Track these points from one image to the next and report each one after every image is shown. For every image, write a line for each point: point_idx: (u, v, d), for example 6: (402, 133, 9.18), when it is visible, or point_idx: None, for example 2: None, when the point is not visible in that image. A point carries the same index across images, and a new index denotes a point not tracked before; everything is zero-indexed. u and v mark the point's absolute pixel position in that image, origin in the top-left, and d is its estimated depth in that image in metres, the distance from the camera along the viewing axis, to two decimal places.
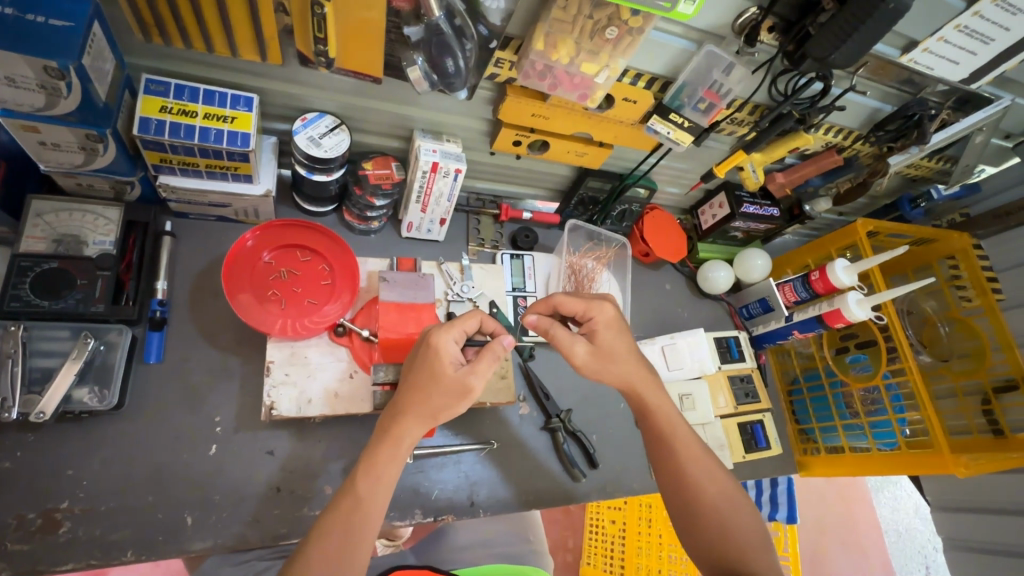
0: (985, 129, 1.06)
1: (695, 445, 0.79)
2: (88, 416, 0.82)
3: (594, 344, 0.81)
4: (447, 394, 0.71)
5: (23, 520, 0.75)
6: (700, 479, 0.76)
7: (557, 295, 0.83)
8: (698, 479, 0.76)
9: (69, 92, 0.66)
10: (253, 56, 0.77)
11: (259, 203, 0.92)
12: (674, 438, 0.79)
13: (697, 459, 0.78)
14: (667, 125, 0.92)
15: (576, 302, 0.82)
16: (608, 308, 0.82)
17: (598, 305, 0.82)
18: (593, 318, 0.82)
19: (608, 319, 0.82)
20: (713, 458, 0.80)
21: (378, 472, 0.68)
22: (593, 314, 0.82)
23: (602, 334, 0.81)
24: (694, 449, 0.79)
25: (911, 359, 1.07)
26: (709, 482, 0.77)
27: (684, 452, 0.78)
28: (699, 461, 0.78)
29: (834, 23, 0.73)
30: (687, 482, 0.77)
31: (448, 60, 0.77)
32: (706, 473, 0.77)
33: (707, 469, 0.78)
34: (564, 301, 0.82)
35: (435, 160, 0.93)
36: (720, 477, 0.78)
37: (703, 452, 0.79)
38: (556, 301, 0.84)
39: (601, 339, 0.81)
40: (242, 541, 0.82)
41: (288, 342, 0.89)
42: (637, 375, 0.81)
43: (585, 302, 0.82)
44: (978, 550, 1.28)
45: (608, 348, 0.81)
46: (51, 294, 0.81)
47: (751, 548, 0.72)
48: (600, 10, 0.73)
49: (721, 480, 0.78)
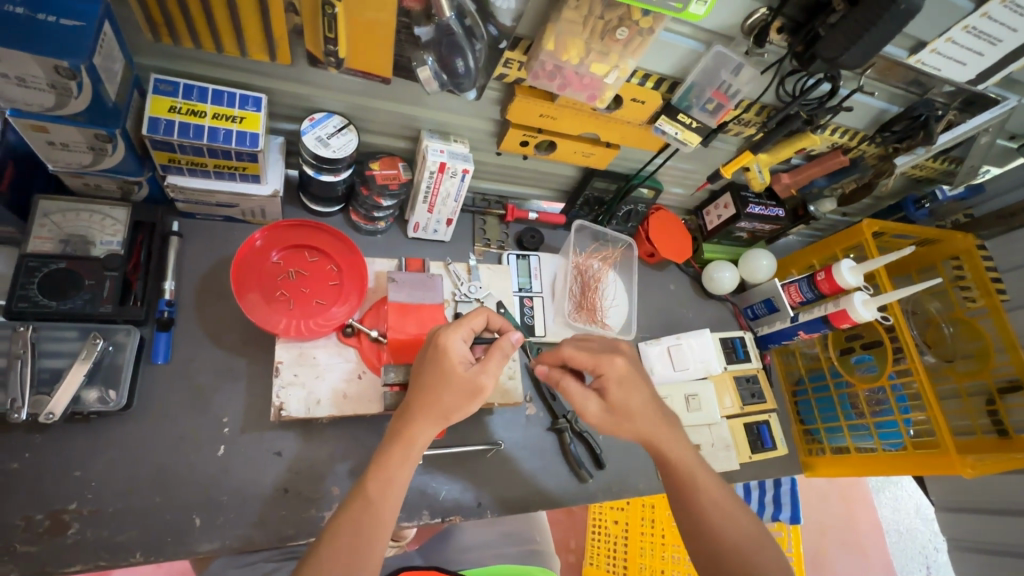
0: (991, 129, 1.07)
1: (716, 491, 0.78)
2: (95, 416, 0.81)
3: (607, 401, 0.80)
4: (458, 394, 0.71)
5: (30, 521, 0.75)
6: (722, 524, 0.75)
7: (566, 350, 0.84)
8: (720, 524, 0.75)
9: (79, 92, 0.66)
10: (263, 55, 0.77)
11: (266, 203, 0.92)
12: (693, 484, 0.78)
13: (718, 504, 0.76)
14: (674, 125, 0.93)
15: (585, 356, 0.82)
16: (618, 362, 0.80)
17: (607, 361, 0.80)
18: (604, 373, 0.80)
19: (619, 374, 0.80)
20: (736, 502, 0.78)
21: (389, 473, 0.68)
22: (602, 369, 0.80)
23: (613, 391, 0.80)
24: (715, 494, 0.77)
25: (917, 360, 1.07)
26: (732, 527, 0.75)
27: (705, 498, 0.77)
28: (721, 506, 0.76)
29: (845, 23, 0.73)
30: (710, 529, 0.75)
31: (458, 60, 0.76)
32: (728, 520, 0.75)
33: (730, 514, 0.76)
34: (573, 355, 0.82)
35: (443, 160, 0.93)
36: (745, 522, 0.76)
37: (725, 496, 0.78)
38: (566, 354, 0.84)
39: (613, 397, 0.80)
40: (249, 543, 0.82)
41: (295, 343, 0.89)
42: (653, 429, 0.79)
43: (594, 356, 0.81)
44: (983, 550, 1.29)
45: (620, 404, 0.79)
46: (59, 295, 0.80)
47: None
48: (611, 10, 0.73)
49: (745, 524, 0.75)
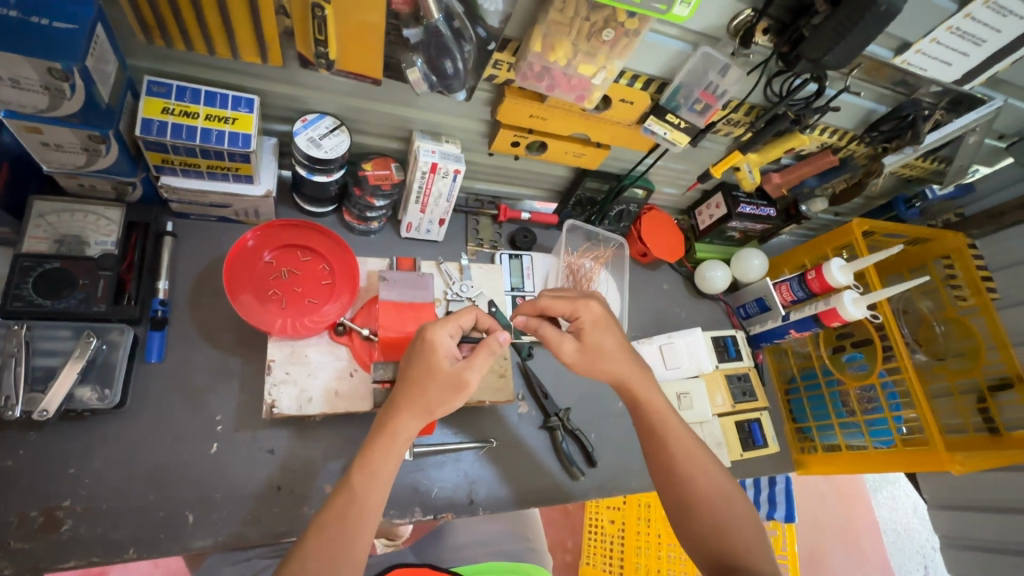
0: (979, 129, 1.06)
1: (687, 438, 0.80)
2: (89, 414, 0.82)
3: (582, 342, 0.83)
4: (442, 390, 0.71)
5: (25, 518, 0.76)
6: (693, 475, 0.76)
7: (543, 299, 0.84)
8: (690, 472, 0.77)
9: (72, 93, 0.67)
10: (255, 57, 0.78)
11: (260, 204, 0.93)
12: (667, 434, 0.80)
13: (690, 454, 0.78)
14: (663, 126, 0.94)
15: (563, 303, 0.83)
16: (593, 306, 0.84)
17: (584, 306, 0.83)
18: (579, 317, 0.83)
19: (594, 318, 0.84)
20: (705, 450, 0.80)
21: (373, 467, 0.68)
22: (579, 314, 0.83)
23: (588, 332, 0.83)
24: (688, 446, 0.79)
25: (906, 358, 1.07)
26: (702, 478, 0.76)
27: (678, 450, 0.78)
28: (693, 456, 0.78)
29: (826, 25, 0.74)
30: (680, 480, 0.77)
31: (446, 62, 0.77)
32: (697, 467, 0.77)
33: (701, 465, 0.77)
34: (550, 303, 0.84)
35: (434, 160, 0.94)
36: (715, 473, 0.78)
37: (698, 447, 0.79)
38: (543, 304, 0.85)
39: (588, 337, 0.83)
40: (242, 540, 0.83)
41: (288, 342, 0.90)
42: (625, 369, 0.83)
43: (571, 302, 0.84)
44: (975, 549, 1.29)
45: (595, 345, 0.82)
46: (53, 294, 0.81)
47: (744, 540, 0.72)
48: (597, 12, 0.74)
49: (715, 474, 0.77)
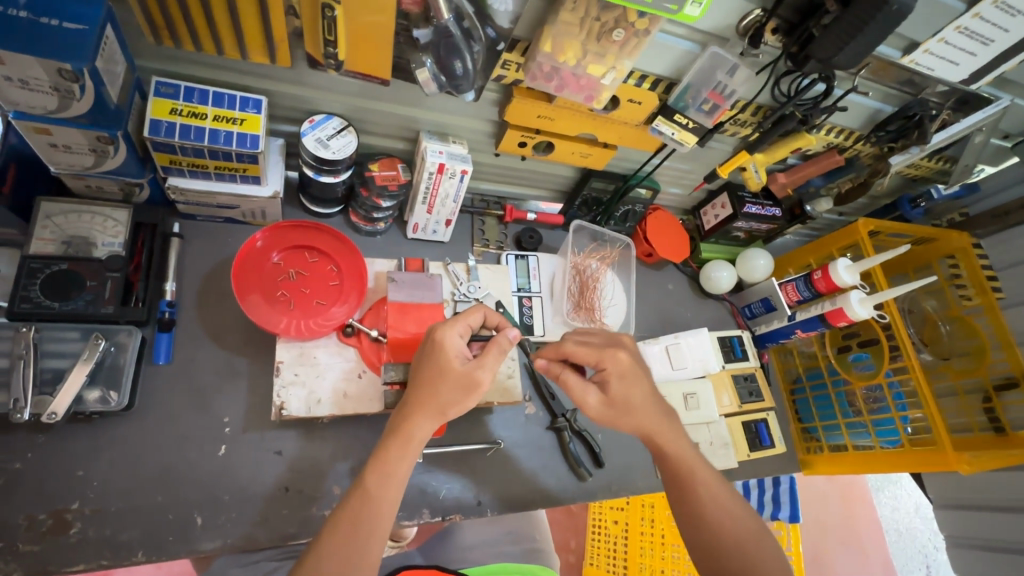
0: (985, 129, 1.07)
1: (715, 485, 0.79)
2: (97, 416, 0.82)
3: (607, 394, 0.80)
4: (455, 390, 0.71)
5: (33, 521, 0.75)
6: (722, 519, 0.76)
7: (567, 345, 0.83)
8: (720, 521, 0.75)
9: (82, 94, 0.67)
10: (263, 58, 0.78)
11: (267, 205, 0.93)
12: (693, 478, 0.79)
13: (719, 502, 0.77)
14: (671, 126, 0.94)
15: (588, 351, 0.82)
16: (620, 356, 0.81)
17: (610, 355, 0.81)
18: (606, 368, 0.81)
19: (621, 369, 0.81)
20: (733, 497, 0.79)
21: (387, 467, 0.68)
22: (605, 364, 0.81)
23: (614, 385, 0.80)
24: (715, 489, 0.78)
25: (913, 356, 1.08)
26: (732, 523, 0.75)
27: (705, 494, 0.77)
28: (722, 504, 0.77)
29: (836, 26, 0.74)
30: (709, 525, 0.75)
31: (455, 62, 0.77)
32: (728, 515, 0.76)
33: (730, 510, 0.76)
34: (574, 351, 0.82)
35: (441, 161, 0.94)
36: (744, 516, 0.77)
37: (724, 490, 0.79)
38: (567, 350, 0.83)
39: (614, 390, 0.80)
40: (251, 541, 0.82)
41: (296, 343, 0.89)
42: (652, 422, 0.80)
43: (596, 352, 0.81)
44: (982, 548, 1.29)
45: (621, 399, 0.80)
46: (60, 296, 0.81)
47: None
48: (607, 12, 0.74)
49: (744, 517, 0.76)
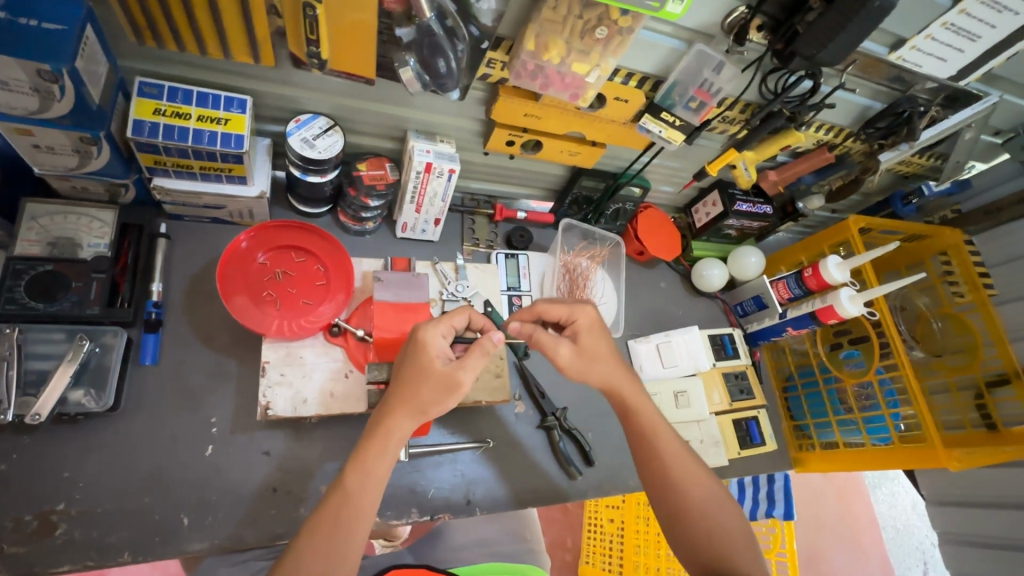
0: (974, 125, 1.06)
1: (678, 446, 0.79)
2: (83, 418, 0.82)
3: (578, 346, 0.82)
4: (436, 391, 0.71)
5: (19, 522, 0.75)
6: (687, 485, 0.76)
7: (540, 304, 0.84)
8: (681, 482, 0.76)
9: (62, 95, 0.67)
10: (246, 58, 0.78)
11: (254, 205, 0.93)
12: (659, 444, 0.79)
13: (681, 462, 0.78)
14: (658, 124, 0.94)
15: (559, 307, 0.84)
16: (590, 310, 0.83)
17: (580, 309, 0.83)
18: (576, 321, 0.83)
19: (590, 322, 0.83)
20: (696, 458, 0.80)
21: (367, 467, 0.68)
22: (575, 318, 0.83)
23: (584, 336, 0.82)
24: (681, 456, 0.78)
25: (904, 355, 1.07)
26: (694, 485, 0.76)
27: (672, 460, 0.78)
28: (685, 466, 0.78)
29: (820, 23, 0.74)
30: (674, 491, 0.76)
31: (439, 61, 0.76)
32: (689, 476, 0.77)
33: (691, 470, 0.77)
34: (547, 308, 0.83)
35: (429, 160, 0.93)
36: (706, 480, 0.77)
37: (689, 455, 0.79)
38: (540, 309, 0.84)
39: (584, 342, 0.82)
40: (237, 542, 0.82)
41: (283, 343, 0.89)
42: (617, 376, 0.83)
43: (567, 307, 0.83)
44: (975, 545, 1.29)
45: (591, 349, 0.82)
46: (46, 297, 0.81)
47: (738, 548, 0.72)
48: (590, 10, 0.74)
49: (708, 483, 0.78)
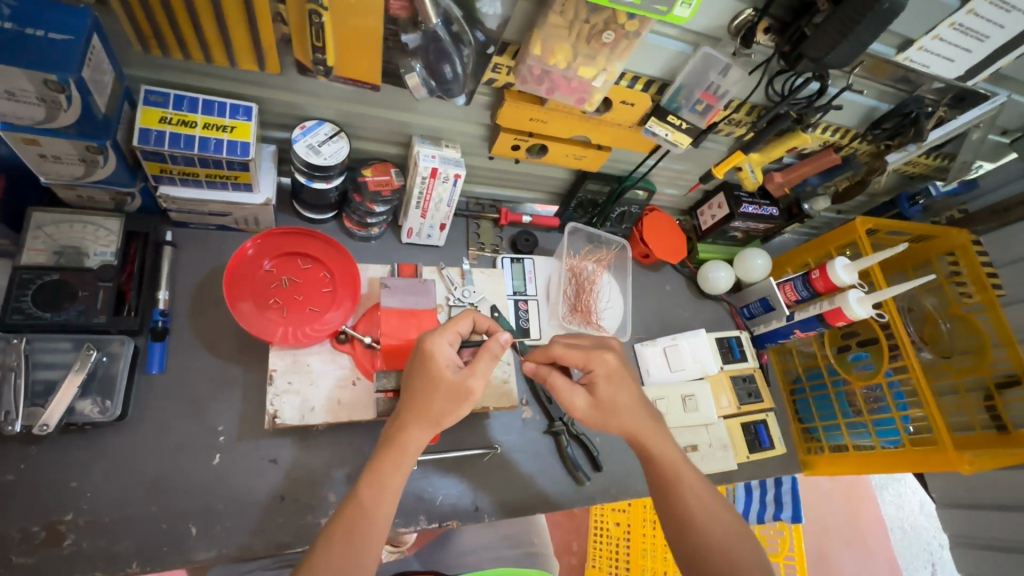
0: (982, 125, 1.06)
1: (701, 488, 0.78)
2: (90, 427, 0.82)
3: (595, 397, 0.81)
4: (447, 399, 0.71)
5: (27, 533, 0.75)
6: (707, 524, 0.75)
7: (555, 348, 0.84)
8: (703, 522, 0.75)
9: (69, 105, 0.67)
10: (253, 65, 0.77)
11: (259, 212, 0.93)
12: (680, 481, 0.78)
13: (703, 503, 0.77)
14: (664, 127, 0.93)
15: (575, 354, 0.83)
16: (608, 359, 0.82)
17: (597, 357, 0.82)
18: (593, 370, 0.82)
19: (609, 371, 0.82)
20: (718, 498, 0.79)
21: (382, 480, 0.68)
22: (592, 366, 0.82)
23: (602, 387, 0.81)
24: (703, 495, 0.78)
25: (914, 356, 1.07)
26: (717, 526, 0.75)
27: (692, 498, 0.77)
28: (707, 506, 0.77)
29: (828, 25, 0.73)
30: (693, 529, 0.75)
31: (445, 66, 0.76)
32: (712, 518, 0.76)
33: (712, 510, 0.76)
34: (563, 353, 0.83)
35: (434, 165, 0.93)
36: (729, 520, 0.76)
37: (711, 496, 0.78)
38: (555, 353, 0.85)
39: (601, 393, 0.81)
40: (246, 550, 0.82)
41: (289, 351, 0.89)
42: (638, 424, 0.80)
43: (584, 353, 0.82)
44: (987, 548, 1.28)
45: (608, 401, 0.81)
46: (53, 306, 0.81)
47: None
48: (596, 14, 0.73)
49: (731, 521, 0.76)
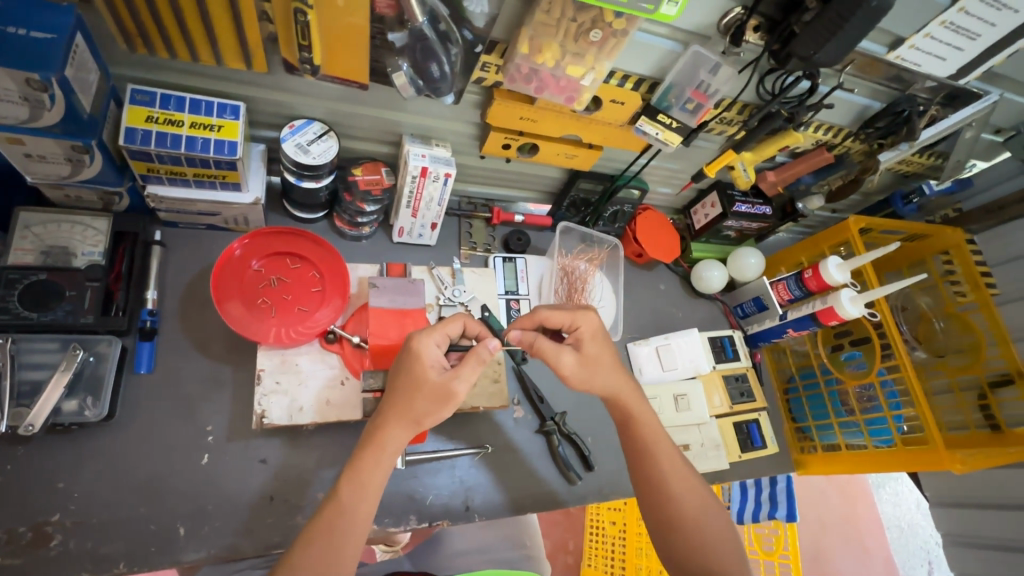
0: (975, 124, 1.06)
1: (676, 456, 0.80)
2: (78, 427, 0.81)
3: (582, 354, 0.81)
4: (429, 400, 0.70)
5: (13, 534, 0.75)
6: (680, 496, 0.77)
7: (541, 311, 0.83)
8: (678, 489, 0.77)
9: (52, 104, 0.66)
10: (239, 64, 0.77)
11: (249, 211, 0.92)
12: (656, 453, 0.79)
13: (677, 471, 0.79)
14: (655, 126, 0.93)
15: (561, 314, 0.82)
16: (592, 318, 0.82)
17: (582, 317, 0.82)
18: (579, 329, 0.82)
19: (593, 330, 0.82)
20: (689, 465, 0.81)
21: (362, 479, 0.67)
22: (578, 326, 0.82)
23: (588, 345, 0.81)
24: (678, 467, 0.79)
25: (905, 356, 1.06)
26: (690, 493, 0.77)
27: (666, 464, 0.79)
28: (681, 473, 0.78)
29: (817, 23, 0.73)
30: (667, 495, 0.77)
31: (433, 65, 0.76)
32: (685, 484, 0.78)
33: (686, 478, 0.78)
34: (549, 315, 0.82)
35: (424, 165, 0.92)
36: (699, 488, 0.79)
37: (685, 465, 0.80)
38: (542, 317, 0.83)
39: (587, 350, 0.81)
40: (234, 551, 0.82)
41: (278, 350, 0.89)
42: (620, 385, 0.82)
43: (569, 313, 0.82)
44: (981, 547, 1.28)
45: (594, 359, 0.81)
46: (40, 307, 0.81)
47: (728, 556, 0.73)
48: (584, 12, 0.73)
49: (703, 495, 0.78)
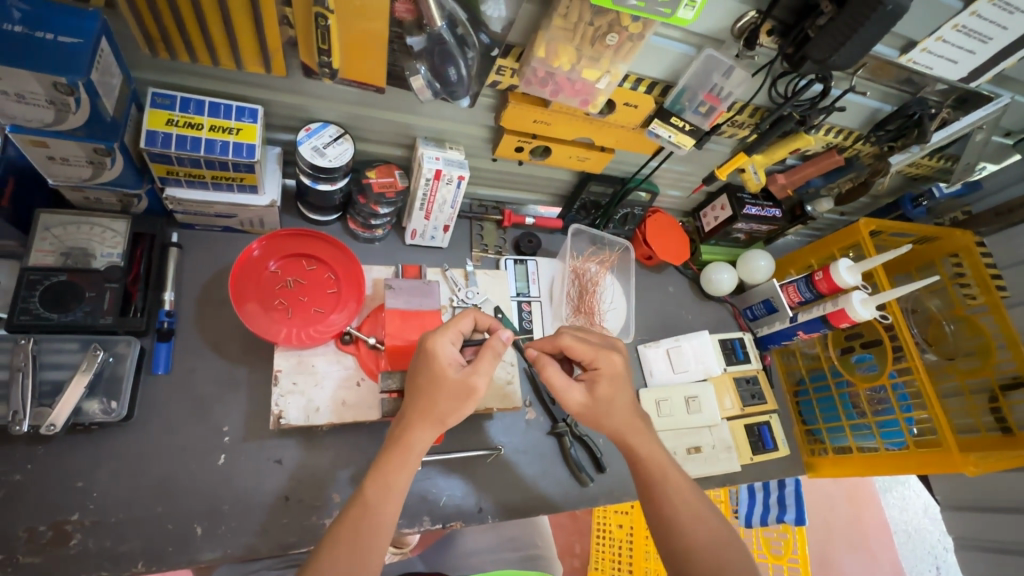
0: (985, 128, 1.07)
1: (686, 488, 0.75)
2: (97, 427, 0.82)
3: (592, 394, 0.80)
4: (452, 399, 0.71)
5: (34, 533, 0.76)
6: (689, 524, 0.72)
7: (565, 338, 0.82)
8: (688, 524, 0.72)
9: (77, 107, 0.67)
10: (259, 68, 0.78)
11: (265, 213, 0.93)
12: (662, 482, 0.75)
13: (688, 503, 0.74)
14: (668, 129, 0.94)
15: (584, 348, 0.81)
16: (614, 359, 0.80)
17: (604, 356, 0.80)
18: (598, 367, 0.80)
19: (613, 371, 0.80)
20: (703, 498, 0.75)
21: (387, 478, 0.68)
22: (598, 364, 0.80)
23: (602, 385, 0.79)
24: (688, 495, 0.75)
25: (917, 358, 1.06)
26: (701, 526, 0.72)
27: (674, 497, 0.74)
28: (691, 506, 0.73)
29: (832, 28, 0.73)
30: (675, 531, 0.72)
31: (450, 69, 0.77)
32: (695, 518, 0.72)
33: (697, 511, 0.73)
34: (572, 345, 0.81)
35: (438, 167, 0.93)
36: (714, 522, 0.72)
37: (697, 499, 0.75)
38: (564, 343, 0.82)
39: (599, 391, 0.80)
40: (251, 551, 0.82)
41: (294, 351, 0.90)
42: (624, 423, 0.79)
43: (592, 349, 0.81)
44: (993, 551, 1.27)
45: (605, 399, 0.79)
46: (61, 307, 0.82)
47: None
48: (601, 17, 0.73)
49: (714, 522, 0.72)
